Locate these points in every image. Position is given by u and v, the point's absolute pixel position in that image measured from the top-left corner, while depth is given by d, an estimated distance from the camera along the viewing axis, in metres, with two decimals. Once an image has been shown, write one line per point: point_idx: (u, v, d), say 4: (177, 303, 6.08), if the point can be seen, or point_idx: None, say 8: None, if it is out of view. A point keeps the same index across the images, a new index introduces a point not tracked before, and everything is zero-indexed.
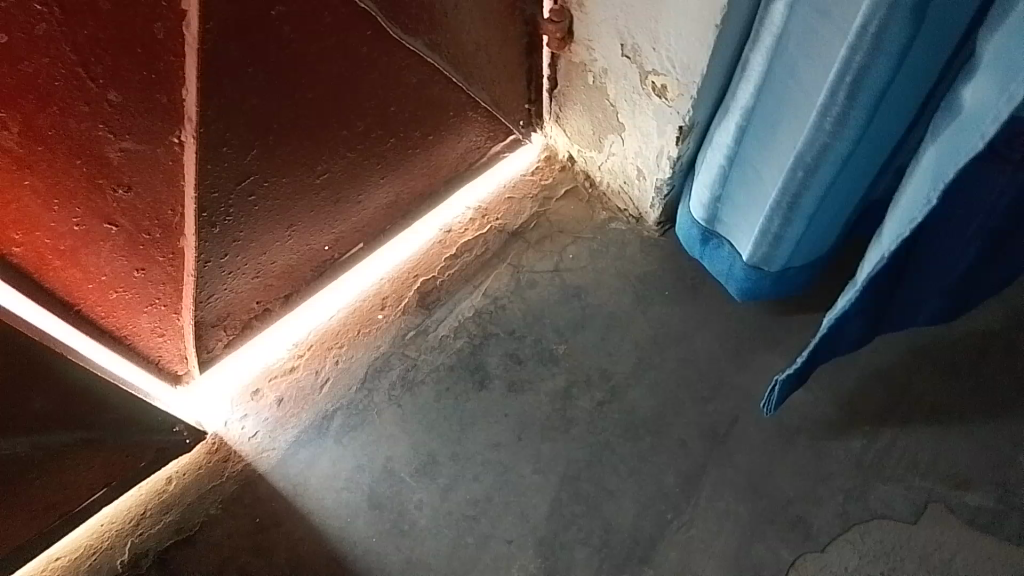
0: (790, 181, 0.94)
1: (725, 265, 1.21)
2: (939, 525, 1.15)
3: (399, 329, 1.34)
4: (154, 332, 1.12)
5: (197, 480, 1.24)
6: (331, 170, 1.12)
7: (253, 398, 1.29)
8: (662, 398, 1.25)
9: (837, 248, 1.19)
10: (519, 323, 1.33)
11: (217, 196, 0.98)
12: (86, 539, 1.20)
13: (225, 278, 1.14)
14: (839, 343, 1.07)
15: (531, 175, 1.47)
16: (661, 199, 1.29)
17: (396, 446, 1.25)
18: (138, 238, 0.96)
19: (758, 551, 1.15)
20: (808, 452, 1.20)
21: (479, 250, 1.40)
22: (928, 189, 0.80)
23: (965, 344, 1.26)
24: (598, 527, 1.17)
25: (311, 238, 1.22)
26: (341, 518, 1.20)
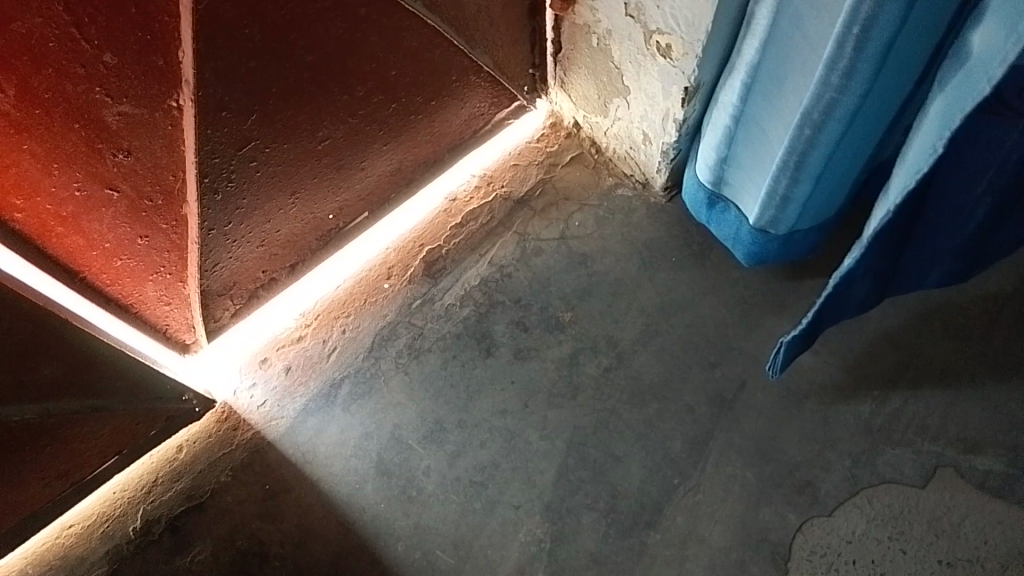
0: (797, 140, 0.92)
1: (732, 229, 1.19)
2: (949, 489, 1.14)
3: (405, 298, 1.34)
4: (161, 301, 1.13)
5: (207, 448, 1.25)
6: (332, 137, 1.12)
7: (261, 366, 1.30)
8: (668, 364, 1.25)
9: (845, 211, 1.17)
10: (525, 291, 1.33)
11: (218, 162, 0.98)
12: (99, 507, 1.22)
13: (230, 247, 1.14)
14: (845, 305, 1.05)
15: (536, 142, 1.46)
16: (668, 163, 1.28)
17: (404, 414, 1.25)
18: (140, 204, 0.96)
19: (765, 516, 1.14)
20: (816, 417, 1.19)
21: (485, 218, 1.40)
22: (934, 139, 0.79)
23: (978, 306, 1.25)
24: (605, 492, 1.17)
25: (315, 206, 1.22)
26: (350, 484, 1.21)
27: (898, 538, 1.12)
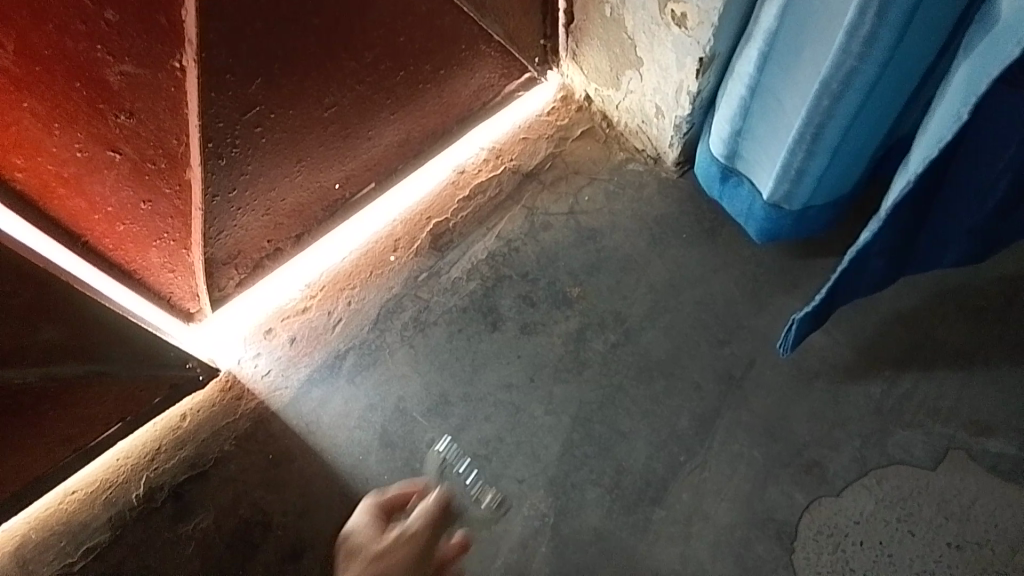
0: (814, 111, 0.90)
1: (744, 204, 1.17)
2: (960, 472, 1.12)
3: (411, 270, 1.33)
4: (164, 267, 1.12)
5: (210, 418, 1.25)
6: (339, 104, 1.10)
7: (266, 337, 1.29)
8: (676, 341, 1.23)
9: (861, 188, 1.15)
10: (532, 266, 1.31)
11: (222, 126, 0.97)
12: (102, 473, 1.22)
13: (234, 214, 1.13)
14: (858, 283, 1.04)
15: (546, 115, 1.43)
16: (681, 137, 1.25)
17: (408, 386, 1.25)
18: (143, 167, 0.95)
19: (771, 496, 1.13)
20: (825, 397, 1.18)
21: (493, 192, 1.38)
22: (956, 107, 0.76)
23: (995, 287, 1.22)
24: (609, 468, 1.16)
25: (321, 175, 1.20)
26: (353, 455, 1.21)
27: (906, 520, 1.10)
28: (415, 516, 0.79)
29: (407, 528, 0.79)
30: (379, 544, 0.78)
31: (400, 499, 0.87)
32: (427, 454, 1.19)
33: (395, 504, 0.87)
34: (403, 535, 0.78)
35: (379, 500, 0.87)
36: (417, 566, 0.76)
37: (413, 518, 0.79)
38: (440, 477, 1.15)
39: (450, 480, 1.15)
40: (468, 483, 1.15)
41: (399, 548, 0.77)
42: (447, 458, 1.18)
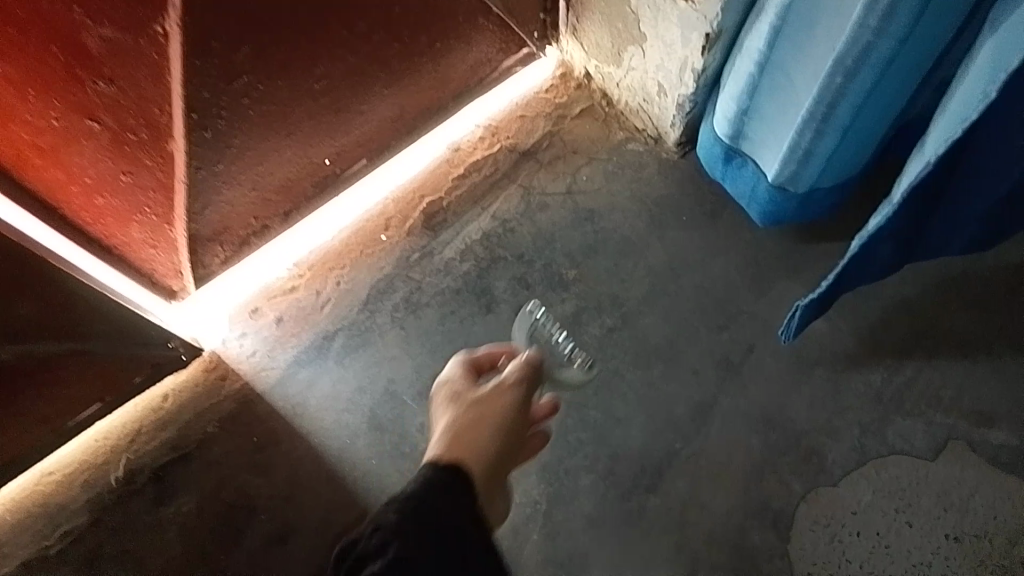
0: (826, 89, 0.86)
1: (748, 186, 1.14)
2: (960, 463, 1.10)
3: (403, 250, 1.29)
4: (146, 242, 1.08)
5: (194, 398, 1.21)
6: (331, 75, 1.05)
7: (252, 316, 1.25)
8: (674, 326, 1.20)
9: (868, 171, 1.12)
10: (528, 247, 1.28)
11: (208, 96, 0.92)
12: (80, 454, 1.18)
13: (220, 188, 1.08)
14: (866, 269, 1.01)
15: (544, 92, 1.39)
16: (683, 117, 1.22)
17: (399, 369, 1.21)
18: (123, 138, 0.90)
19: (769, 485, 1.11)
20: (825, 384, 1.15)
21: (489, 170, 1.34)
22: (979, 89, 0.73)
23: (1000, 275, 1.20)
24: (604, 454, 1.14)
25: (311, 149, 1.16)
26: (341, 440, 1.18)
27: (905, 510, 1.08)
28: (508, 371, 0.81)
29: (503, 380, 0.80)
30: (476, 386, 0.81)
31: (488, 358, 0.88)
32: (518, 316, 1.06)
33: (482, 365, 0.88)
34: (500, 386, 0.79)
35: (469, 357, 0.87)
36: (517, 416, 0.78)
37: (508, 370, 0.80)
38: (531, 340, 1.03)
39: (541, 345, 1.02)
40: (560, 345, 1.01)
41: (499, 396, 0.78)
42: (538, 320, 1.05)
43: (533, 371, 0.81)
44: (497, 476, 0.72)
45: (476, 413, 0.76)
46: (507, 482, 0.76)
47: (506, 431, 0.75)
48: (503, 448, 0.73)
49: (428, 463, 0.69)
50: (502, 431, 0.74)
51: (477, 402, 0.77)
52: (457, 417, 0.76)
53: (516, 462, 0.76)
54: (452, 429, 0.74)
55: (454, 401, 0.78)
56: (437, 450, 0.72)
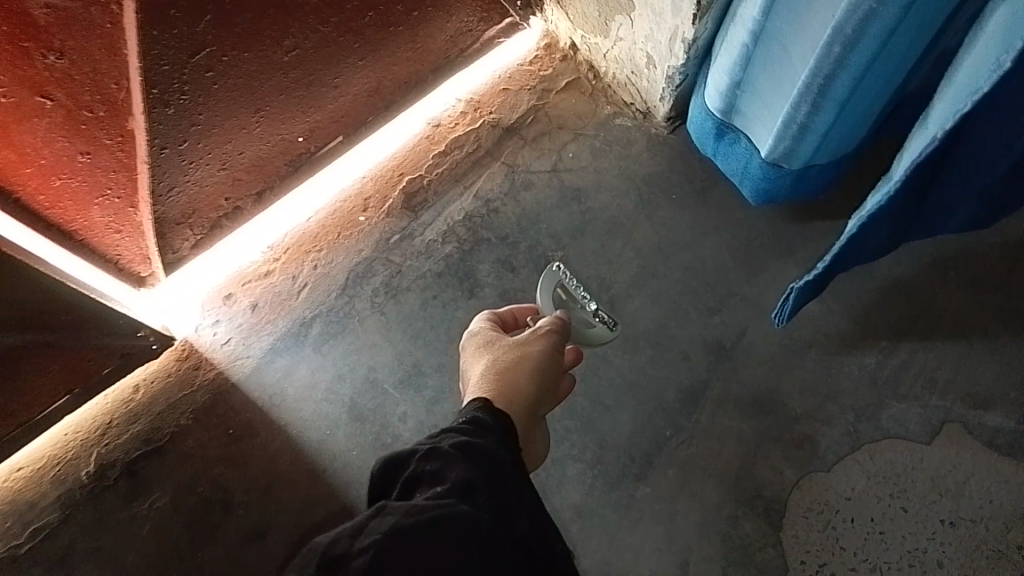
0: (824, 61, 0.81)
1: (741, 162, 1.10)
2: (956, 447, 1.08)
3: (382, 232, 1.24)
4: (109, 227, 1.02)
5: (166, 389, 1.16)
6: (301, 46, 0.99)
7: (225, 302, 1.20)
8: (663, 309, 1.16)
9: (864, 147, 1.07)
10: (512, 228, 1.23)
11: (168, 70, 0.86)
12: (50, 449, 1.14)
13: (186, 168, 1.02)
14: (863, 250, 0.97)
15: (528, 65, 1.33)
16: (673, 90, 1.17)
17: (379, 356, 1.17)
18: (78, 115, 0.84)
19: (760, 471, 1.08)
20: (819, 368, 1.12)
21: (471, 147, 1.28)
22: (989, 60, 0.68)
23: (999, 252, 1.16)
24: (592, 442, 1.11)
25: (282, 126, 1.09)
26: (320, 430, 1.14)
27: (899, 496, 1.06)
28: (536, 326, 0.91)
29: (538, 329, 0.90)
30: (507, 337, 0.91)
31: (512, 317, 0.99)
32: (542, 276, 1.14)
33: (506, 321, 0.98)
34: (537, 332, 0.90)
35: (494, 315, 0.98)
36: (554, 356, 0.88)
37: (537, 325, 0.91)
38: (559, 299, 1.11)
39: (568, 304, 1.11)
40: (585, 303, 1.10)
41: (536, 341, 0.88)
42: (564, 279, 1.11)
43: (561, 325, 0.92)
44: (534, 410, 0.82)
45: (517, 352, 0.87)
46: (545, 416, 0.86)
47: (545, 367, 0.85)
48: (538, 386, 0.83)
49: (470, 400, 0.80)
50: (538, 374, 0.84)
51: (511, 348, 0.87)
52: (500, 355, 0.87)
53: (552, 402, 0.86)
54: (494, 366, 0.85)
55: (488, 348, 0.88)
56: (478, 390, 0.82)
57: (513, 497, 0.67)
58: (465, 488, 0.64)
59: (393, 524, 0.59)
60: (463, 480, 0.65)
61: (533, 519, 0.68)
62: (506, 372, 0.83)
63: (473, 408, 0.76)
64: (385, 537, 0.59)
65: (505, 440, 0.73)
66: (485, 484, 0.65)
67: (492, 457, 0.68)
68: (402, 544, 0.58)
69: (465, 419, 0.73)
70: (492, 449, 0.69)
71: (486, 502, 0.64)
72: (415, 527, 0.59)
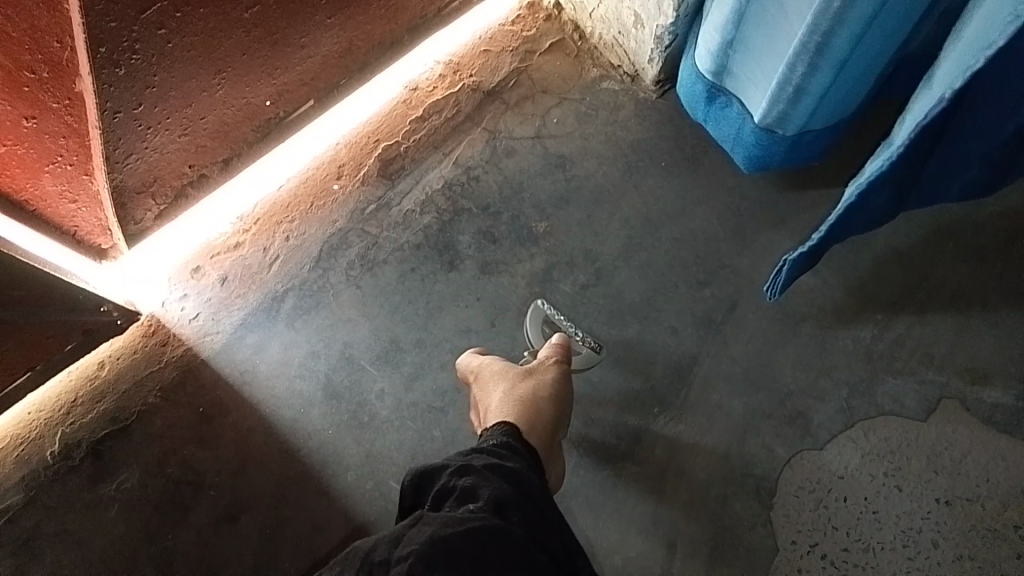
0: (823, 15, 0.75)
1: (733, 127, 1.04)
2: (952, 423, 1.04)
3: (357, 202, 1.18)
4: (63, 197, 0.95)
5: (132, 366, 1.11)
6: (262, 3, 0.91)
7: (193, 276, 1.15)
8: (651, 282, 1.11)
9: (863, 111, 1.02)
10: (494, 198, 1.17)
11: (115, 27, 0.79)
12: (12, 427, 1.09)
13: (144, 134, 0.96)
14: (862, 218, 0.92)
15: (510, 24, 1.27)
16: (662, 51, 1.11)
17: (355, 331, 1.12)
18: (19, 76, 0.77)
19: (750, 449, 1.04)
20: (812, 342, 1.08)
21: (450, 112, 1.23)
22: (1004, 12, 0.62)
23: (1000, 223, 1.12)
24: (577, 420, 1.06)
25: (247, 90, 1.02)
26: (294, 408, 1.09)
27: (894, 474, 1.02)
28: (543, 352, 1.02)
29: (544, 358, 1.01)
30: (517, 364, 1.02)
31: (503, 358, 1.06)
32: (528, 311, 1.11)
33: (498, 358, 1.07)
34: (546, 361, 1.00)
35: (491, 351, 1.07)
36: (564, 379, 0.99)
37: (545, 350, 1.02)
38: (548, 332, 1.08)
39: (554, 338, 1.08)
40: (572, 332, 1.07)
41: (546, 369, 0.99)
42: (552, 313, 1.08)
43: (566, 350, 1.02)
44: (553, 432, 0.93)
45: (530, 380, 0.97)
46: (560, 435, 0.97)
47: (556, 393, 0.96)
48: (552, 410, 0.94)
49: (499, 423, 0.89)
50: (552, 400, 0.95)
51: (524, 376, 0.98)
52: (516, 383, 0.96)
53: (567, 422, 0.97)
54: (512, 393, 0.95)
55: (502, 374, 0.98)
56: (500, 417, 0.92)
57: (541, 517, 0.71)
58: (495, 504, 0.68)
59: (433, 532, 0.63)
60: (495, 497, 0.69)
61: (563, 539, 0.72)
62: (524, 399, 0.93)
63: (500, 433, 0.85)
64: (426, 543, 0.61)
65: (529, 464, 0.81)
66: (516, 503, 0.70)
67: (518, 481, 0.74)
68: (444, 547, 0.61)
69: (497, 443, 0.82)
70: (518, 472, 0.75)
71: (519, 521, 0.68)
72: (454, 533, 0.62)
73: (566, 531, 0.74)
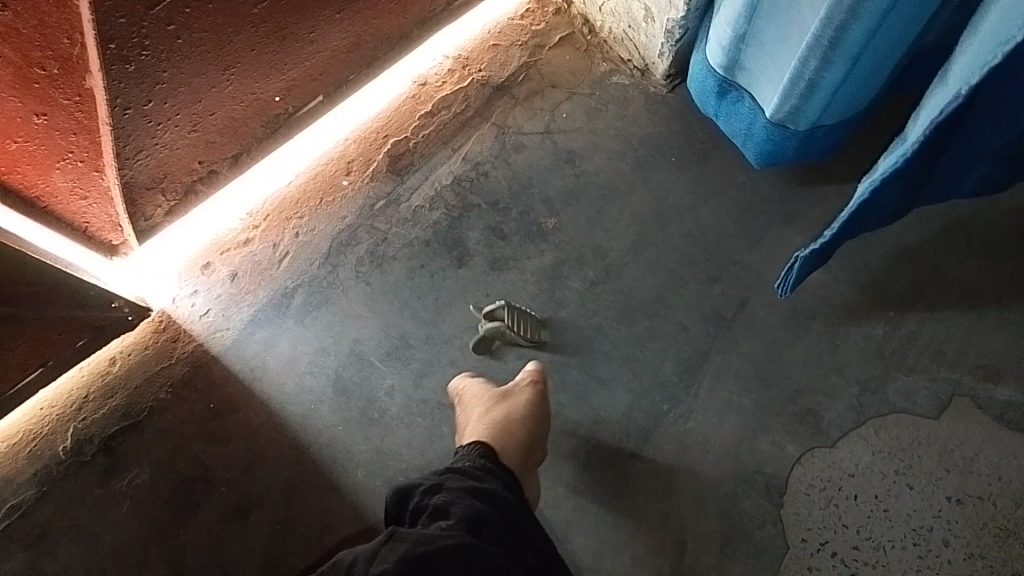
0: (838, 8, 0.75)
1: (744, 122, 1.03)
2: (964, 421, 1.03)
3: (366, 198, 1.18)
4: (74, 193, 0.95)
5: (143, 362, 1.12)
6: None
7: (203, 272, 1.16)
8: (661, 279, 1.11)
9: (875, 106, 1.01)
10: (503, 193, 1.17)
11: (124, 23, 0.79)
12: (24, 424, 1.10)
13: (154, 130, 0.96)
14: (876, 215, 0.91)
15: (519, 19, 1.28)
16: (673, 46, 1.10)
17: (364, 327, 1.12)
18: (29, 73, 0.77)
19: (760, 446, 1.04)
20: (822, 339, 1.07)
21: (459, 107, 1.22)
22: None
23: (1012, 220, 1.11)
24: (587, 418, 1.06)
25: (256, 85, 1.02)
26: (303, 404, 1.10)
27: (905, 472, 1.02)
28: (521, 375, 1.03)
29: (521, 381, 1.01)
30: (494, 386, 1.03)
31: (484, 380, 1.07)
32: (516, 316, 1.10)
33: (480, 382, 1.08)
34: (522, 384, 1.01)
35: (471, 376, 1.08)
36: (539, 402, 0.99)
37: (522, 373, 1.02)
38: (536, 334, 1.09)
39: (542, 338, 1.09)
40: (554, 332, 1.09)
41: (521, 392, 0.99)
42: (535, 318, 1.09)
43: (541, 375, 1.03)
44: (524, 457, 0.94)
45: (506, 403, 0.98)
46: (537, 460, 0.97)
47: (530, 417, 0.97)
48: (525, 434, 0.95)
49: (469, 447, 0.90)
50: (524, 423, 0.96)
51: (500, 400, 0.98)
52: (491, 409, 0.97)
53: (544, 444, 0.98)
54: (486, 418, 0.96)
55: (478, 398, 0.99)
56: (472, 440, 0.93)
57: (515, 534, 0.77)
58: (467, 522, 0.74)
59: (408, 549, 0.69)
60: (467, 514, 0.75)
61: (538, 552, 0.79)
62: (496, 423, 0.94)
63: (476, 456, 0.88)
64: (400, 560, 0.67)
65: (506, 482, 0.85)
66: (489, 521, 0.75)
67: (493, 500, 0.79)
68: (418, 563, 0.67)
69: (474, 465, 0.86)
70: (493, 490, 0.81)
71: (490, 537, 0.74)
72: (427, 551, 0.68)
73: (542, 541, 0.80)
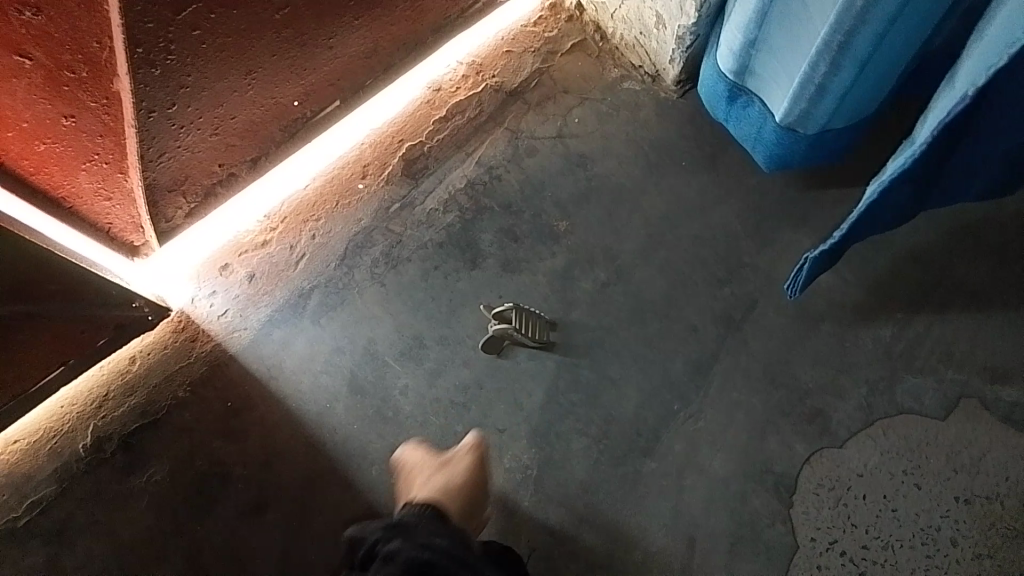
0: (847, 13, 0.77)
1: (754, 127, 1.05)
2: (972, 421, 1.04)
3: (382, 201, 1.21)
4: (98, 194, 0.97)
5: (162, 361, 1.14)
6: (291, 4, 0.93)
7: (221, 273, 1.18)
8: (671, 280, 1.13)
9: (883, 110, 1.03)
10: (515, 196, 1.19)
11: (151, 28, 0.82)
12: (45, 422, 1.12)
13: (177, 133, 0.98)
14: (884, 217, 0.93)
15: (532, 25, 1.30)
16: (683, 52, 1.12)
17: (380, 327, 1.14)
18: (59, 76, 0.80)
19: (769, 446, 1.05)
20: (831, 340, 1.09)
21: (473, 112, 1.25)
22: None
23: (1018, 224, 1.13)
24: (598, 417, 1.07)
25: (276, 90, 1.04)
26: (319, 403, 1.11)
27: (913, 472, 1.03)
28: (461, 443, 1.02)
29: (460, 450, 1.00)
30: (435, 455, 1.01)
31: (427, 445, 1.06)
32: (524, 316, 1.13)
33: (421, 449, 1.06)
34: (459, 455, 0.99)
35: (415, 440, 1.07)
36: (475, 474, 0.98)
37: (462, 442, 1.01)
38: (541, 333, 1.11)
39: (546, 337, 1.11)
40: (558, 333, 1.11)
41: (459, 462, 0.98)
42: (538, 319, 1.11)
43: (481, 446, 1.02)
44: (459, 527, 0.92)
45: (446, 472, 0.96)
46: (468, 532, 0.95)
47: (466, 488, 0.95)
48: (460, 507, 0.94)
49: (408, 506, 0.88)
50: (463, 490, 0.95)
51: (438, 469, 0.97)
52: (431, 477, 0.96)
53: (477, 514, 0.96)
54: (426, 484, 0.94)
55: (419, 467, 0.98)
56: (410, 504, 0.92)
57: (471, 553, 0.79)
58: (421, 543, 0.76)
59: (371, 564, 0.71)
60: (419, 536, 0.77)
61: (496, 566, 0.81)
62: (436, 488, 0.93)
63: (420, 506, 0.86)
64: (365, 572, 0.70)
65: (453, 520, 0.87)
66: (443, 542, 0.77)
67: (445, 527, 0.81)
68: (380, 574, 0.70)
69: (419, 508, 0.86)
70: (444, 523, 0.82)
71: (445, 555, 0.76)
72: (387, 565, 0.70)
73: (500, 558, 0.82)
